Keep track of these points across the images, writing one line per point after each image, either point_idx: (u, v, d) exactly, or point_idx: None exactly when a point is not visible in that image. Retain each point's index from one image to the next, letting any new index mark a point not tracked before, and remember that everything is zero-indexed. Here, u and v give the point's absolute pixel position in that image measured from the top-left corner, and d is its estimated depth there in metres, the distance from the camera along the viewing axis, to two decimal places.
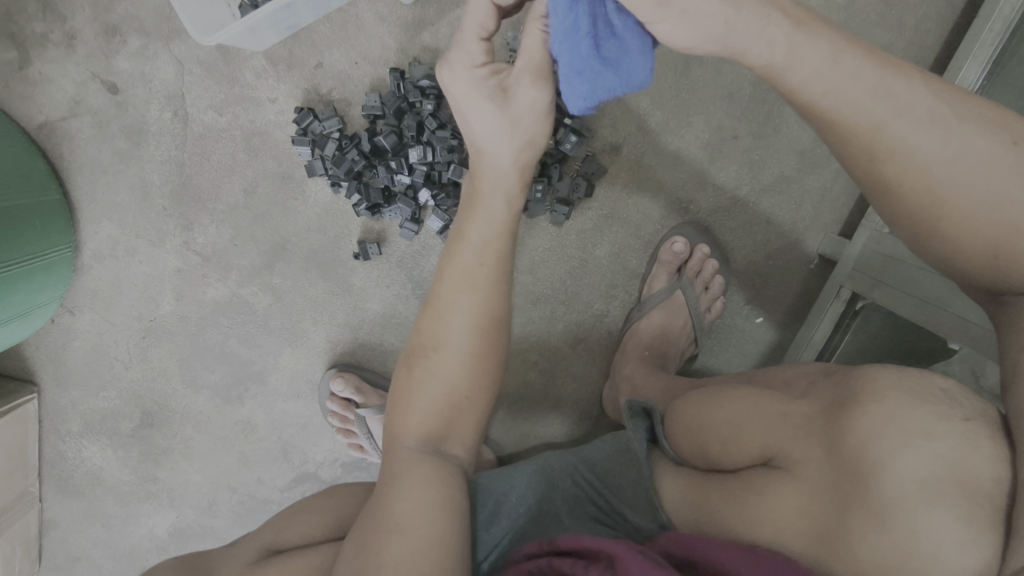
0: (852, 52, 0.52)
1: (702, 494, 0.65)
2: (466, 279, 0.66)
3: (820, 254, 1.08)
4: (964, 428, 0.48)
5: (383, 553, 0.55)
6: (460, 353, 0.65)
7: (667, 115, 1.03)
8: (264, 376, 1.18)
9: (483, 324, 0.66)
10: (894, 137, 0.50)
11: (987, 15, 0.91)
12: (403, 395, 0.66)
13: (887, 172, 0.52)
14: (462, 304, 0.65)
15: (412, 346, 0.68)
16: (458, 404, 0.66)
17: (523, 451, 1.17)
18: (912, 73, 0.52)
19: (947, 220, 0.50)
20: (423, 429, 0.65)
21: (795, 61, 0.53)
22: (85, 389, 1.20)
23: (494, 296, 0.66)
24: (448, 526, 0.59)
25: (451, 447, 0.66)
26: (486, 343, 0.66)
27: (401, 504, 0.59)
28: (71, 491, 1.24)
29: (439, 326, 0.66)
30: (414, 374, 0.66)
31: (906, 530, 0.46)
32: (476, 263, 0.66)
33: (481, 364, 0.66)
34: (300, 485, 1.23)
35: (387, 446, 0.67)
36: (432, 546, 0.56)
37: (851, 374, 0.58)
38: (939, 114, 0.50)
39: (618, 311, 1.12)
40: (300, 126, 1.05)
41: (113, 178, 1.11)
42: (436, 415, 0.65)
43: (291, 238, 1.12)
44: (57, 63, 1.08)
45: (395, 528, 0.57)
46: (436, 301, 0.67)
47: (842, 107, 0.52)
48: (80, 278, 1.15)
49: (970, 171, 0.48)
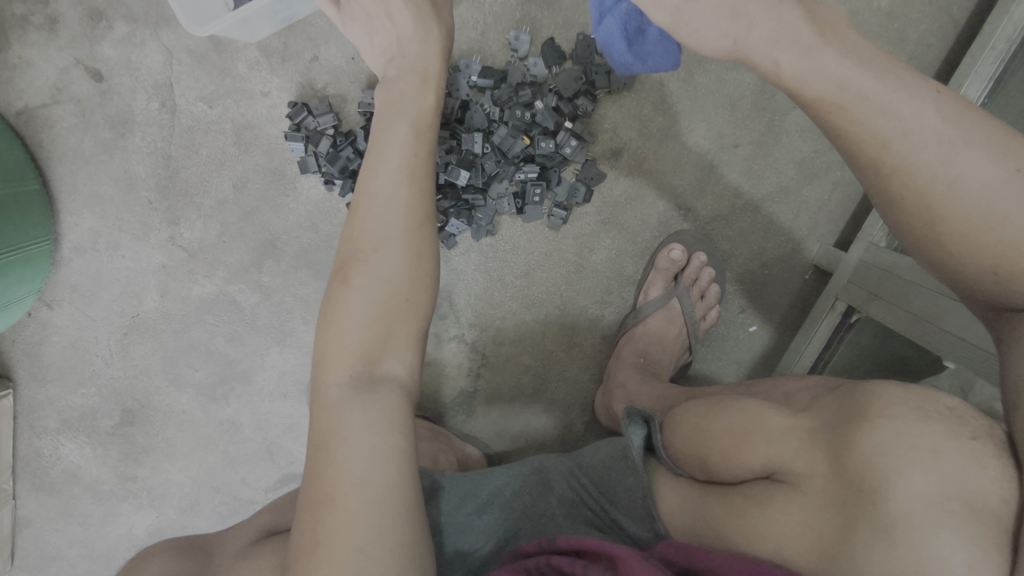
0: (865, 69, 0.53)
1: (704, 507, 0.64)
2: (394, 174, 0.65)
3: (815, 264, 1.08)
4: (972, 447, 0.48)
5: (320, 526, 0.52)
6: (391, 249, 0.63)
7: (669, 121, 1.03)
8: (250, 375, 1.16)
9: (412, 224, 0.65)
10: (898, 155, 0.51)
11: (990, 33, 0.91)
12: (335, 308, 0.62)
13: (891, 188, 0.52)
14: (389, 200, 0.64)
15: (343, 256, 0.65)
16: (392, 311, 0.63)
17: (514, 454, 1.16)
18: (924, 92, 0.51)
19: (950, 239, 0.50)
20: (362, 337, 0.61)
21: (807, 76, 0.55)
22: (63, 385, 1.17)
23: (422, 193, 0.66)
24: (401, 472, 0.56)
25: (386, 366, 0.62)
26: (416, 243, 0.65)
27: (333, 464, 0.55)
28: (47, 489, 1.21)
29: (366, 231, 0.64)
30: (341, 290, 0.63)
31: (913, 548, 0.46)
32: (397, 158, 0.66)
33: (412, 265, 0.64)
34: (284, 487, 1.21)
35: (317, 385, 0.61)
36: (381, 498, 0.53)
37: (857, 389, 0.58)
38: (946, 136, 0.49)
39: (613, 317, 1.11)
40: (294, 122, 1.02)
41: (95, 169, 1.07)
42: (371, 328, 0.62)
43: (281, 235, 1.09)
44: (39, 47, 1.04)
45: (328, 499, 0.53)
46: (360, 204, 0.65)
47: (850, 124, 0.53)
48: (60, 272, 1.11)
49: (975, 191, 0.48)
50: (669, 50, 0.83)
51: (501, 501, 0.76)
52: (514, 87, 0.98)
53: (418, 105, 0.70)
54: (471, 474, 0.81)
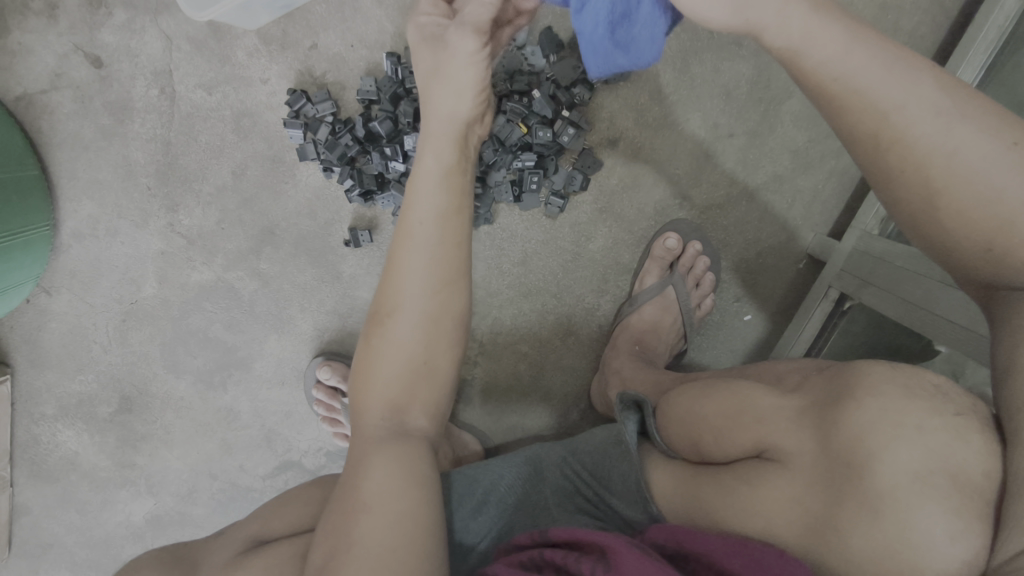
0: (865, 41, 0.53)
1: (694, 484, 0.65)
2: (421, 239, 0.64)
3: (808, 254, 1.09)
4: (956, 422, 0.49)
5: (355, 531, 0.54)
6: (416, 314, 0.64)
7: (665, 111, 1.04)
8: (248, 363, 1.16)
9: (438, 286, 0.64)
10: (897, 126, 0.51)
11: (982, 23, 0.92)
12: (364, 364, 0.65)
13: (889, 161, 0.52)
14: (412, 267, 0.64)
15: (372, 312, 0.66)
16: (419, 368, 0.64)
17: (510, 442, 1.17)
18: (920, 66, 0.52)
19: (945, 214, 0.50)
20: (388, 396, 0.63)
21: (809, 43, 0.54)
22: (62, 372, 1.17)
23: (450, 254, 0.65)
24: (422, 494, 0.58)
25: (413, 417, 0.64)
26: (443, 302, 0.65)
27: (369, 483, 0.57)
28: (45, 476, 1.22)
29: (394, 291, 0.64)
30: (375, 344, 0.65)
31: (896, 521, 0.47)
32: (426, 220, 0.65)
33: (438, 325, 0.64)
34: (282, 474, 1.22)
35: (356, 424, 0.65)
36: (408, 518, 0.55)
37: (845, 369, 0.59)
38: (944, 108, 0.50)
39: (608, 306, 1.12)
40: (292, 108, 1.02)
41: (94, 155, 1.08)
42: (399, 382, 0.64)
43: (280, 223, 1.09)
44: (38, 33, 1.04)
45: (363, 507, 0.56)
46: (391, 266, 0.65)
47: (852, 93, 0.52)
48: (59, 258, 1.12)
49: (970, 166, 0.48)
50: (657, 36, 0.68)
51: (496, 498, 0.75)
52: (510, 75, 0.98)
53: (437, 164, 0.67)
54: (465, 467, 0.79)
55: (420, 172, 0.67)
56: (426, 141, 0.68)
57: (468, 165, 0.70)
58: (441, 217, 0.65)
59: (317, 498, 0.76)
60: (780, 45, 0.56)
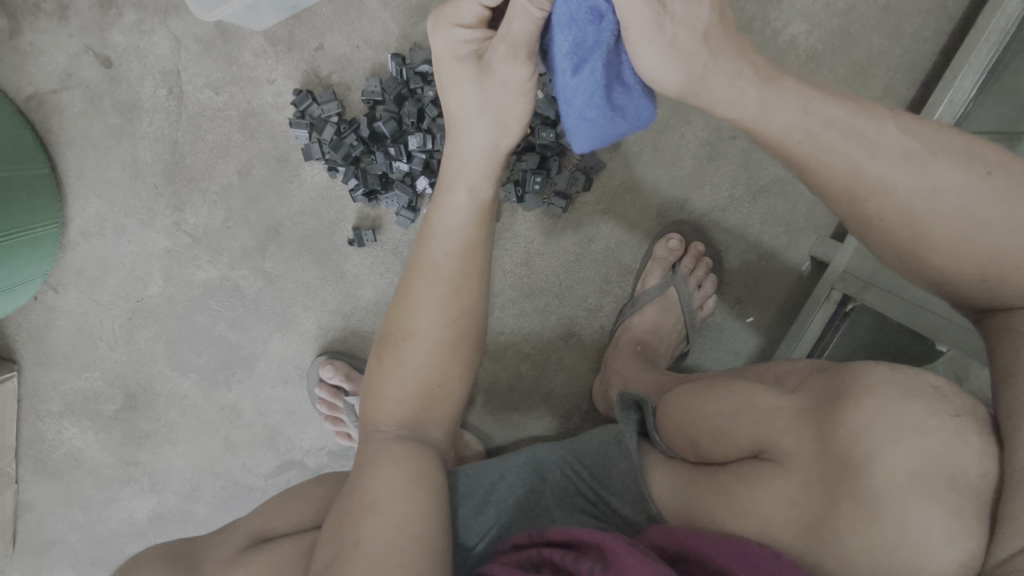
0: (822, 101, 0.54)
1: (692, 486, 0.65)
2: (444, 272, 0.63)
3: (811, 257, 1.09)
4: (954, 424, 0.49)
5: (361, 529, 0.55)
6: (430, 342, 0.64)
7: (667, 113, 1.04)
8: (252, 361, 1.17)
9: (457, 316, 0.64)
10: (873, 177, 0.51)
11: (984, 26, 0.93)
12: (375, 382, 0.66)
13: (869, 212, 0.53)
14: (428, 297, 0.64)
15: (383, 333, 0.66)
16: (431, 392, 0.65)
17: (511, 443, 1.17)
18: (881, 113, 0.53)
19: (933, 251, 0.50)
20: (397, 414, 0.64)
21: (769, 112, 0.55)
22: (67, 369, 1.18)
23: (469, 285, 0.65)
24: (427, 499, 0.58)
25: (429, 430, 0.65)
26: (459, 331, 0.65)
27: (375, 483, 0.58)
28: (50, 473, 1.22)
29: (410, 316, 0.64)
30: (387, 364, 0.65)
31: (895, 520, 0.47)
32: (449, 253, 0.64)
33: (453, 353, 0.65)
34: (285, 473, 1.22)
35: (364, 432, 0.66)
36: (414, 519, 0.56)
37: (843, 370, 0.59)
38: (913, 152, 0.51)
39: (610, 307, 1.12)
40: (298, 109, 1.03)
41: (103, 154, 1.09)
42: (410, 403, 0.64)
43: (285, 222, 1.10)
44: (49, 34, 1.06)
45: (372, 506, 0.56)
46: (407, 292, 0.65)
47: (818, 153, 0.53)
48: (66, 256, 1.13)
49: (950, 204, 0.49)
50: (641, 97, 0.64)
51: (496, 500, 0.73)
52: None
53: (464, 205, 0.65)
54: (464, 467, 0.77)
55: (449, 202, 0.65)
56: (458, 171, 0.66)
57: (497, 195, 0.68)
58: (467, 251, 0.64)
59: (317, 498, 0.76)
60: (733, 117, 0.58)
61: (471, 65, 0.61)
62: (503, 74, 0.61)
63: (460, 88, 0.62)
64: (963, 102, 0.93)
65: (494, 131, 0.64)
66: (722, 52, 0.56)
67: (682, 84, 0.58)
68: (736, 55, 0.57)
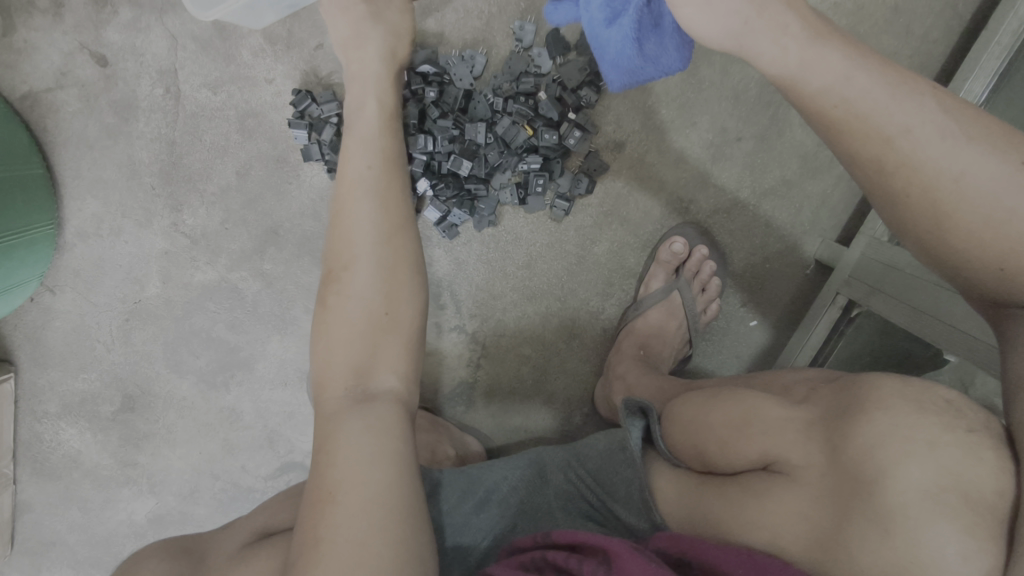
0: (867, 69, 0.52)
1: (699, 496, 0.64)
2: (360, 193, 0.67)
3: (816, 260, 1.08)
4: (968, 439, 0.48)
5: (322, 526, 0.53)
6: (367, 267, 0.64)
7: (672, 113, 1.03)
8: (251, 363, 1.16)
9: (384, 236, 0.66)
10: (903, 149, 0.49)
11: (995, 28, 0.91)
12: (321, 332, 0.64)
13: (894, 187, 0.51)
14: (358, 224, 0.66)
15: (324, 284, 0.66)
16: (378, 323, 0.63)
17: (512, 445, 1.16)
18: (924, 89, 0.51)
19: (956, 236, 0.48)
20: (351, 358, 0.62)
21: (808, 68, 0.54)
22: (64, 370, 1.17)
23: (390, 206, 0.67)
24: (390, 484, 0.55)
25: (379, 379, 0.62)
26: (392, 252, 0.66)
27: (334, 468, 0.56)
28: (47, 474, 1.22)
29: (344, 248, 0.66)
30: (328, 305, 0.64)
31: (907, 538, 0.46)
32: (370, 164, 0.68)
33: (391, 276, 0.65)
34: (284, 475, 1.21)
35: (323, 397, 0.62)
36: (373, 510, 0.53)
37: (854, 383, 0.58)
38: (950, 131, 0.49)
39: (613, 310, 1.11)
40: (297, 109, 1.02)
41: (99, 155, 1.08)
42: (359, 340, 0.63)
43: (284, 223, 1.09)
44: (43, 31, 1.04)
45: (332, 498, 0.54)
46: (336, 232, 0.67)
47: (852, 119, 0.52)
48: (63, 257, 1.12)
49: (980, 188, 0.47)
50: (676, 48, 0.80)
51: (497, 499, 0.75)
52: (518, 76, 0.99)
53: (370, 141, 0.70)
54: (469, 467, 0.79)
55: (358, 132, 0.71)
56: (360, 111, 0.74)
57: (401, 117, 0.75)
58: (377, 172, 0.68)
59: None
60: (774, 74, 0.57)
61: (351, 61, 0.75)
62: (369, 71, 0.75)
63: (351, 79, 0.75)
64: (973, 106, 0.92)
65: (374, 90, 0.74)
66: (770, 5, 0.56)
67: (725, 37, 0.58)
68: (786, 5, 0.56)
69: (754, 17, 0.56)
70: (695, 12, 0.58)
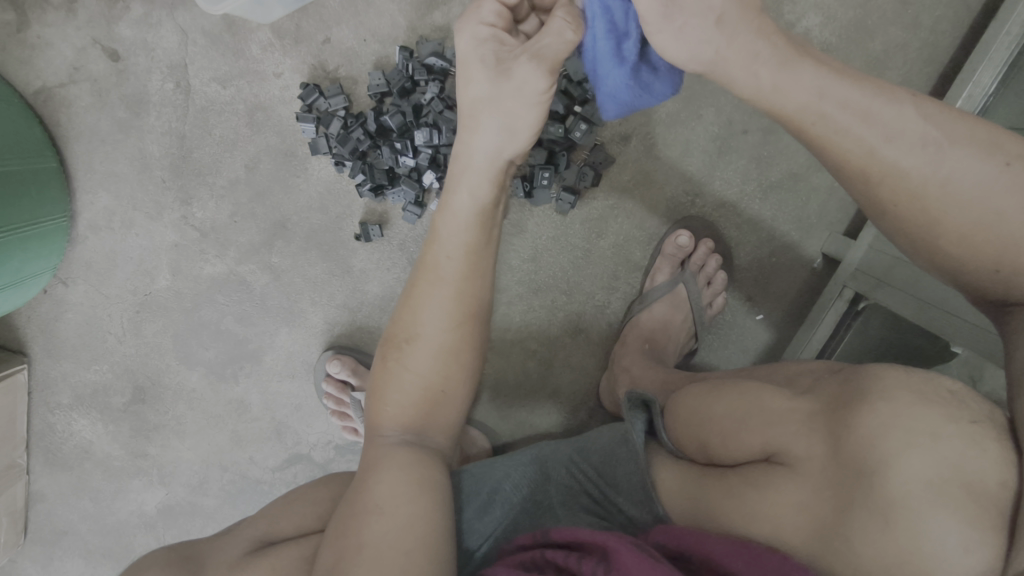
0: (839, 80, 0.52)
1: (700, 487, 0.64)
2: (446, 274, 0.64)
3: (823, 254, 1.07)
4: (971, 430, 0.48)
5: (365, 531, 0.54)
6: (434, 346, 0.63)
7: (678, 106, 1.03)
8: (259, 355, 1.17)
9: (462, 320, 0.64)
10: (885, 161, 0.50)
11: (1004, 19, 0.90)
12: (380, 385, 0.65)
13: (881, 195, 0.51)
14: (436, 303, 0.64)
15: (389, 336, 0.66)
16: (433, 397, 0.64)
17: (518, 439, 1.17)
18: (902, 95, 0.51)
19: (948, 240, 0.49)
20: (400, 419, 0.64)
21: (782, 91, 0.54)
22: (77, 362, 1.19)
23: (472, 290, 0.64)
24: (432, 502, 0.58)
25: (431, 435, 0.64)
26: (462, 336, 0.64)
27: (376, 488, 0.57)
28: (61, 464, 1.23)
29: (412, 320, 0.64)
30: (390, 367, 0.65)
31: (910, 529, 0.46)
32: (452, 256, 0.64)
33: (456, 358, 0.64)
34: (292, 467, 1.22)
35: (370, 434, 0.65)
36: (418, 520, 0.55)
37: (854, 375, 0.58)
38: (931, 138, 0.49)
39: (619, 303, 1.12)
40: (305, 103, 1.04)
41: (111, 148, 1.09)
42: (413, 407, 0.64)
43: (292, 216, 1.10)
44: (57, 27, 1.06)
45: (375, 509, 0.55)
46: (411, 297, 0.65)
47: (833, 134, 0.52)
48: (75, 250, 1.13)
49: (966, 191, 0.48)
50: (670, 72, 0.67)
51: (501, 500, 0.72)
52: None
53: (467, 208, 0.65)
54: (469, 467, 0.77)
55: (454, 206, 0.65)
56: (460, 178, 0.65)
57: (503, 200, 0.67)
58: (467, 249, 0.64)
59: (321, 494, 0.76)
60: (750, 93, 0.56)
61: (489, 67, 0.62)
62: (520, 80, 0.60)
63: (474, 87, 0.63)
64: (981, 97, 0.91)
65: (503, 136, 0.64)
66: (744, 24, 0.54)
67: (702, 59, 0.57)
68: (756, 33, 0.54)
69: (723, 46, 0.55)
70: (673, 37, 0.56)
